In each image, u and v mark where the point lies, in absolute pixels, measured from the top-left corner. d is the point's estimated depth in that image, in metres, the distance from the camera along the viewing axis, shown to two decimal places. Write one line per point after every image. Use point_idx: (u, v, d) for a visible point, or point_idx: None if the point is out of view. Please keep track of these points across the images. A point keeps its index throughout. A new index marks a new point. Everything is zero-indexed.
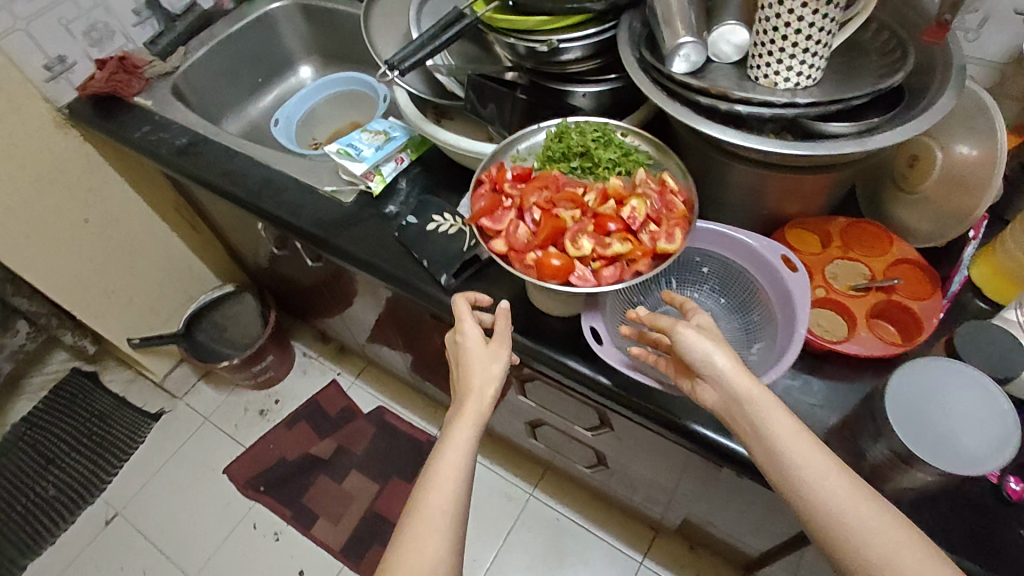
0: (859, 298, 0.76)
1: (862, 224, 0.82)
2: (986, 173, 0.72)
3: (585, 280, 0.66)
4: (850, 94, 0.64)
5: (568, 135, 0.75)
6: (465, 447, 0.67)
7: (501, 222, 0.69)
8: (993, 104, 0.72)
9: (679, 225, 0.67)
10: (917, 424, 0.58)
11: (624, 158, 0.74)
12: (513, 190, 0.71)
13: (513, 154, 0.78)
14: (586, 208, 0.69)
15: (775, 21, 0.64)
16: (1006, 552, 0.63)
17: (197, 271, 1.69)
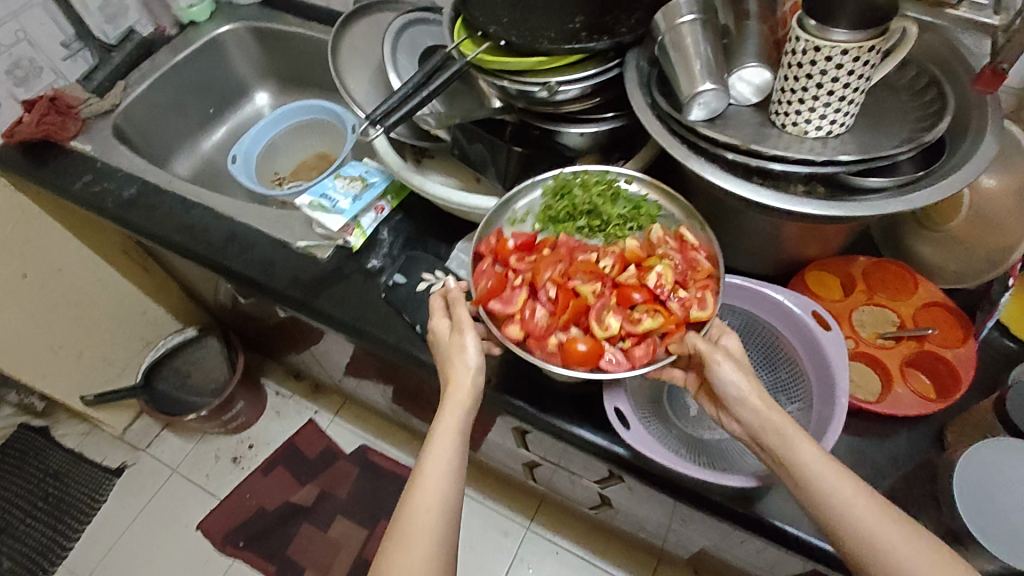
0: (890, 349, 0.72)
1: (884, 264, 0.77)
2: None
3: (615, 362, 0.61)
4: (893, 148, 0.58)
5: (572, 192, 0.69)
6: (453, 439, 0.62)
7: (513, 304, 0.64)
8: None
9: (707, 289, 0.63)
10: (983, 512, 0.56)
11: (635, 211, 0.69)
12: (521, 265, 0.66)
13: (510, 216, 0.72)
14: (606, 277, 0.64)
15: (808, 69, 0.57)
16: None
17: (155, 317, 1.55)
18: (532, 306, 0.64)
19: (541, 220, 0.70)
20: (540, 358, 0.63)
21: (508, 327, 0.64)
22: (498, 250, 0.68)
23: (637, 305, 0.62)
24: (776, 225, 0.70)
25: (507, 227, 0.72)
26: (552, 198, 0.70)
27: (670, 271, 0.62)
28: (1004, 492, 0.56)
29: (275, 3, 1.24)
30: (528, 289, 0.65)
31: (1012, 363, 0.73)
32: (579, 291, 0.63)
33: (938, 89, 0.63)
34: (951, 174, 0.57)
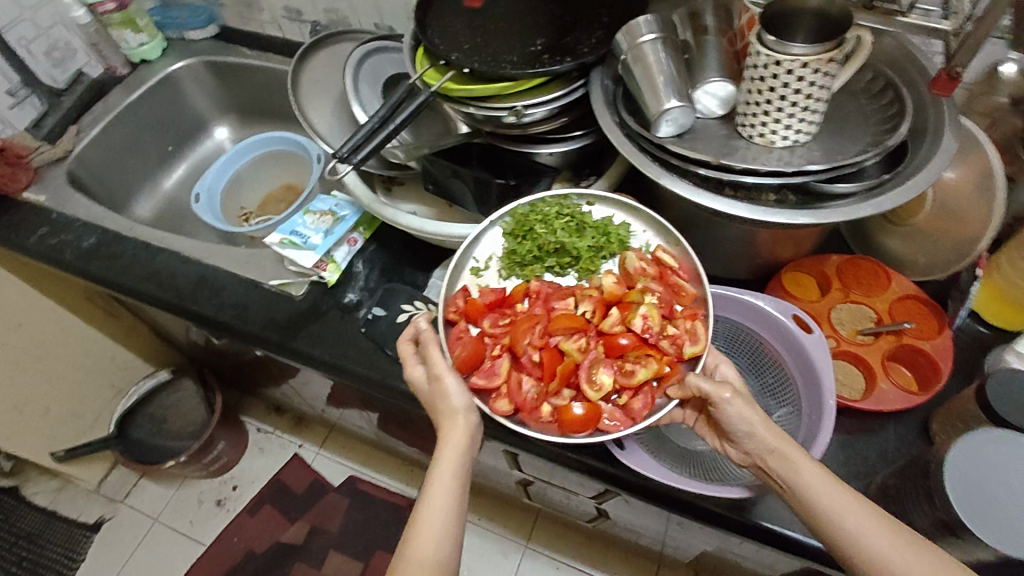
0: (871, 345, 0.73)
1: (857, 261, 0.79)
2: (984, 201, 0.70)
3: (616, 422, 0.62)
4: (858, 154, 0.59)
5: (533, 230, 0.70)
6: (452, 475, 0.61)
7: (498, 376, 0.65)
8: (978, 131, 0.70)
9: (693, 321, 0.64)
10: (970, 488, 0.56)
11: (606, 236, 0.70)
12: (497, 329, 0.66)
13: (473, 266, 0.72)
14: (587, 329, 0.65)
15: (771, 82, 0.58)
16: None
17: (124, 363, 1.50)
18: (518, 377, 0.64)
19: (507, 266, 0.71)
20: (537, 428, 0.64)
21: (497, 402, 0.65)
22: (469, 312, 0.67)
23: (626, 353, 0.63)
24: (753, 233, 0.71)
25: (472, 276, 0.72)
26: (513, 240, 0.71)
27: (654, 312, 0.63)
28: (982, 466, 0.57)
29: (230, 37, 1.22)
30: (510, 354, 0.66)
31: (984, 350, 0.75)
32: (565, 350, 0.64)
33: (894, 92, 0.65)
34: (916, 171, 0.59)
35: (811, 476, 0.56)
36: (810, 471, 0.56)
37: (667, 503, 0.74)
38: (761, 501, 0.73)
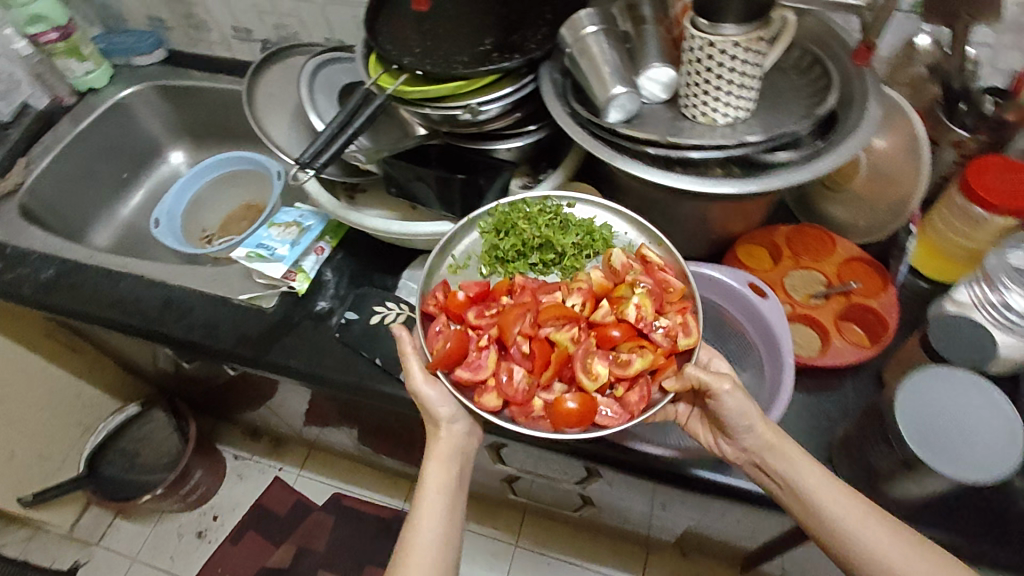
0: (823, 306, 0.77)
1: (804, 230, 0.83)
2: (912, 161, 0.75)
3: (613, 415, 0.63)
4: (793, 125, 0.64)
5: (517, 226, 0.71)
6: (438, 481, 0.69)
7: (484, 369, 0.65)
8: (902, 99, 0.75)
9: (683, 312, 0.65)
10: (921, 420, 0.60)
11: (590, 235, 0.72)
12: (482, 320, 0.67)
13: (451, 264, 0.74)
14: (579, 321, 0.65)
15: (707, 63, 0.62)
16: (1013, 529, 0.66)
17: (91, 400, 1.46)
18: (508, 367, 0.65)
19: (488, 262, 0.72)
20: (525, 423, 0.64)
21: (486, 396, 0.64)
22: (451, 308, 0.68)
23: (619, 344, 0.64)
24: (707, 208, 0.75)
25: (451, 274, 0.73)
26: (495, 236, 0.72)
27: (647, 301, 0.64)
28: (940, 393, 0.62)
29: (180, 61, 1.22)
30: (496, 346, 0.66)
31: (926, 302, 0.80)
32: (556, 340, 0.64)
33: (821, 66, 0.70)
34: (849, 139, 0.63)
35: (806, 471, 0.63)
36: (805, 467, 0.64)
37: (651, 475, 0.77)
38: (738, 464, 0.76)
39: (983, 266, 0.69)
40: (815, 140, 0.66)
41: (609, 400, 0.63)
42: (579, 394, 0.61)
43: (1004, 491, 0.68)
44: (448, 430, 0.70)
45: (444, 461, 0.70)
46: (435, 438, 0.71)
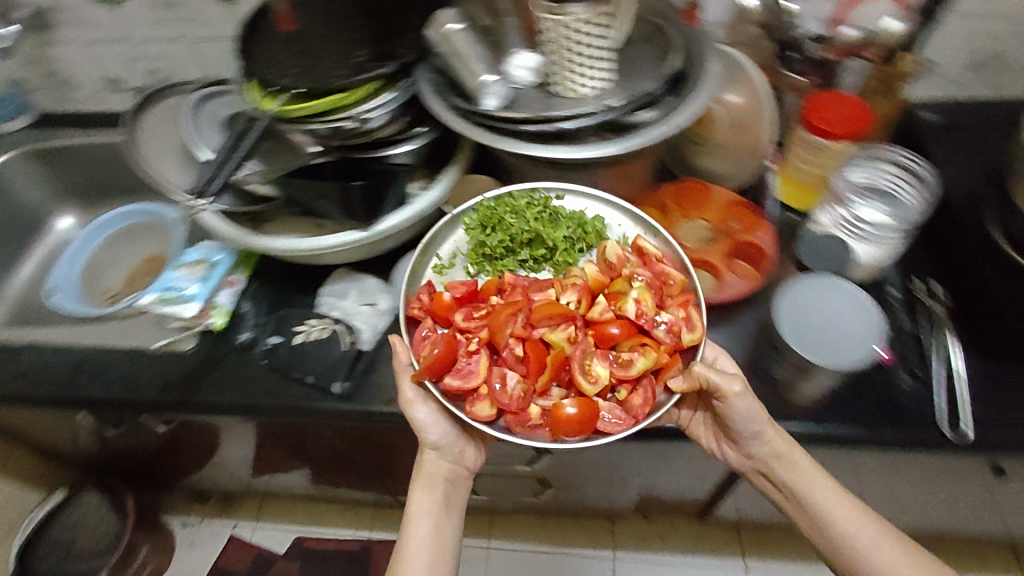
0: (711, 248, 0.85)
1: (685, 184, 0.91)
2: (756, 109, 0.87)
3: (617, 422, 0.67)
4: (647, 85, 0.72)
5: (504, 220, 0.76)
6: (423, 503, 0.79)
7: (476, 376, 0.69)
8: (741, 57, 0.87)
9: (684, 309, 0.72)
10: (798, 323, 0.72)
11: (581, 229, 0.77)
12: (471, 324, 0.71)
13: (436, 265, 0.79)
14: (571, 322, 0.71)
15: (562, 42, 0.70)
16: (907, 409, 0.73)
17: (10, 495, 1.36)
18: (500, 372, 0.69)
19: (477, 258, 0.77)
20: (520, 431, 0.67)
21: (478, 405, 0.68)
22: (438, 310, 0.72)
23: (620, 344, 0.69)
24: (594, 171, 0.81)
25: (439, 273, 0.78)
26: (480, 233, 0.77)
27: (646, 296, 0.71)
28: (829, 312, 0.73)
29: (52, 123, 1.18)
30: (487, 350, 0.70)
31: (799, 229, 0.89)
32: (552, 341, 0.69)
33: (666, 32, 0.78)
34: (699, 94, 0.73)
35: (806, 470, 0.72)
36: (806, 469, 0.72)
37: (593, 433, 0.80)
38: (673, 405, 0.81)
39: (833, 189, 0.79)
40: (672, 97, 0.74)
41: (612, 404, 0.68)
42: (579, 398, 0.66)
43: (892, 377, 0.76)
44: (433, 455, 0.80)
45: (427, 485, 0.79)
46: (421, 463, 0.80)
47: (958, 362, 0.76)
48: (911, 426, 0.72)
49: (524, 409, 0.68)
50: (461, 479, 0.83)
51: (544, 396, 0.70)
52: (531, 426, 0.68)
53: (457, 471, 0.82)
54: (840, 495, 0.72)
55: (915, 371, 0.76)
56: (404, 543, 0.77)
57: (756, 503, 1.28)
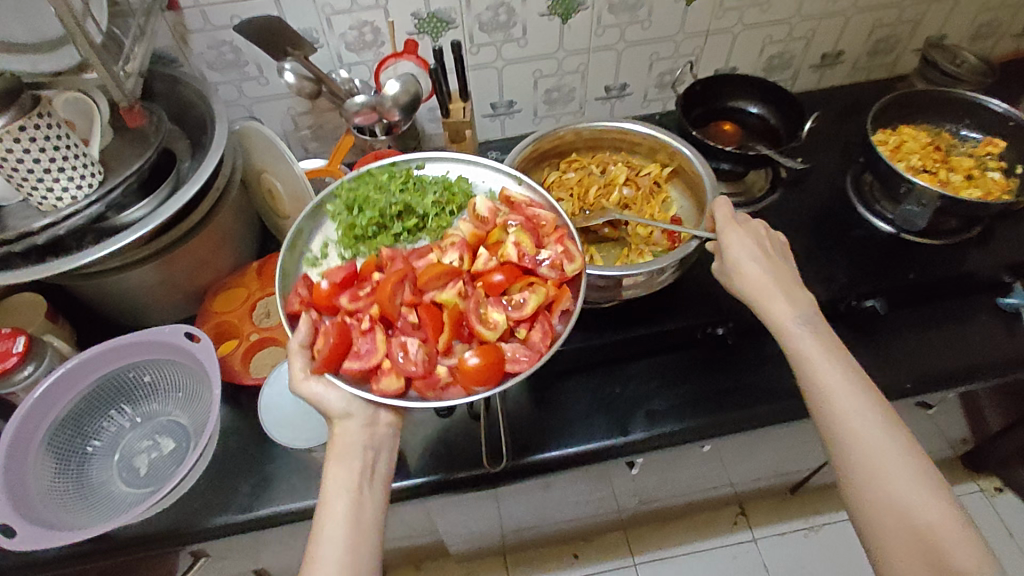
0: (283, 324, 0.86)
1: (271, 259, 0.93)
2: (299, 186, 0.86)
3: (523, 357, 0.67)
4: (119, 182, 0.72)
5: (367, 199, 0.74)
6: (345, 486, 0.62)
7: (374, 353, 0.67)
8: (270, 133, 0.84)
9: (562, 242, 0.71)
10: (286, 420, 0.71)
11: (448, 192, 0.76)
12: (355, 303, 0.69)
13: (309, 259, 0.74)
14: (460, 278, 0.71)
15: (9, 160, 0.66)
16: (457, 447, 0.80)
17: None
18: (398, 343, 0.66)
19: (348, 243, 0.74)
20: (433, 395, 0.66)
21: (384, 381, 0.65)
22: (320, 300, 0.69)
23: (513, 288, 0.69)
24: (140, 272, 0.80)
25: (313, 267, 0.74)
26: (349, 215, 0.74)
27: (524, 238, 0.71)
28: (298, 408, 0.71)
29: None
30: (378, 325, 0.68)
31: None
32: (444, 302, 0.69)
33: (152, 123, 0.78)
34: (190, 183, 0.77)
35: (773, 302, 0.65)
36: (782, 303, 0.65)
37: (174, 544, 0.75)
38: (272, 490, 0.78)
39: None
40: (166, 184, 0.76)
41: (516, 345, 0.68)
42: (482, 347, 0.65)
43: (451, 419, 0.81)
44: (346, 424, 0.65)
45: (342, 459, 0.63)
46: (333, 439, 0.65)
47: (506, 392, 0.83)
48: (459, 466, 0.78)
49: (431, 372, 0.66)
50: (389, 443, 0.67)
51: (448, 356, 0.68)
52: (442, 389, 0.66)
53: (376, 438, 0.65)
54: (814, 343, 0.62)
55: (471, 411, 0.82)
56: (320, 522, 0.60)
57: (483, 535, 1.29)
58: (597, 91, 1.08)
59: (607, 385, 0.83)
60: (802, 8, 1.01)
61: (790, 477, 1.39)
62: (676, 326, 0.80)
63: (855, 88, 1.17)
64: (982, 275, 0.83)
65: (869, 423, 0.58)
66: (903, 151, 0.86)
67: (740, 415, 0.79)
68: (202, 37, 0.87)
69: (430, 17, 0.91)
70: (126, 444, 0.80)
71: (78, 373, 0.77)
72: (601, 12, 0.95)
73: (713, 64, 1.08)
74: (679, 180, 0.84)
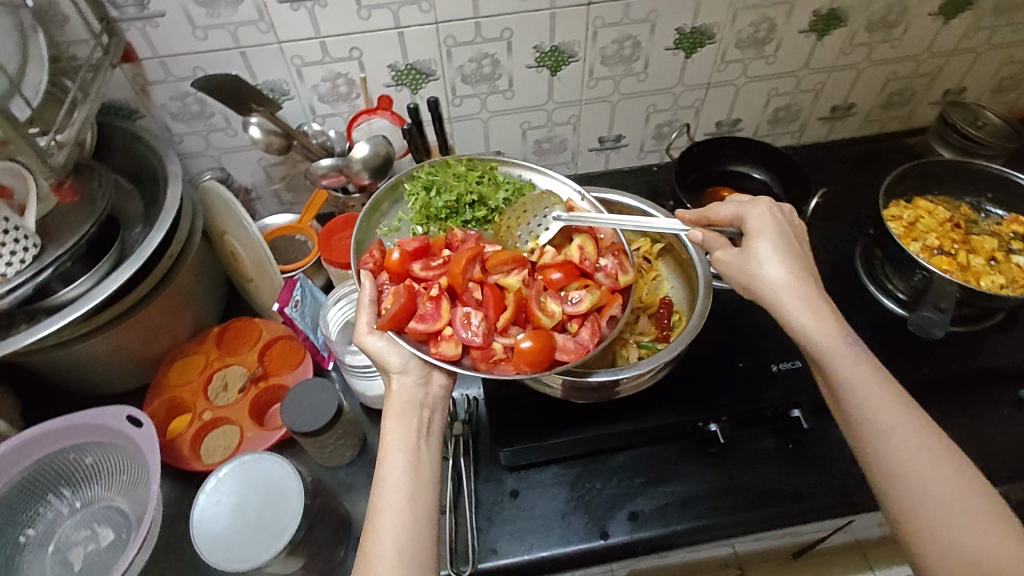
0: (239, 401, 0.79)
1: (231, 326, 0.85)
2: (256, 250, 0.80)
3: (572, 348, 0.62)
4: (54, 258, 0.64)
5: (444, 184, 0.73)
6: (404, 445, 0.57)
7: (439, 319, 0.63)
8: (230, 197, 0.78)
9: (620, 255, 0.69)
10: (231, 535, 0.59)
11: (516, 193, 0.74)
12: (425, 271, 0.66)
13: (381, 230, 0.73)
14: (526, 266, 0.67)
15: None
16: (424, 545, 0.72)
17: None
18: (463, 314, 0.63)
19: (420, 220, 0.72)
20: (485, 369, 0.61)
21: (443, 345, 0.61)
22: (391, 267, 0.66)
23: (567, 286, 0.66)
24: (87, 345, 0.72)
25: (385, 238, 0.72)
26: (426, 195, 0.73)
27: (588, 243, 0.69)
28: (265, 480, 0.63)
29: None
30: (447, 295, 0.64)
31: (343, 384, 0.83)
32: (507, 285, 0.65)
33: (97, 183, 0.71)
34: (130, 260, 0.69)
35: (810, 325, 0.60)
36: (819, 321, 0.60)
37: None
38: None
39: (332, 336, 0.76)
40: (107, 260, 0.69)
41: (567, 337, 0.63)
42: (535, 331, 0.61)
43: None
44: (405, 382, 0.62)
45: (401, 414, 0.59)
46: (392, 397, 0.61)
47: (478, 484, 0.76)
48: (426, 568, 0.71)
49: (489, 345, 0.62)
50: (441, 405, 0.63)
51: (505, 336, 0.63)
52: (495, 364, 0.61)
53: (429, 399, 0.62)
54: (862, 365, 0.57)
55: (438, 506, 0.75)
56: (378, 481, 0.55)
57: None
58: (591, 142, 1.01)
59: (589, 477, 0.76)
60: (809, 61, 0.94)
61: (790, 549, 1.17)
62: (666, 420, 0.73)
63: (868, 141, 1.09)
64: (1006, 368, 0.76)
65: (896, 412, 0.54)
66: (917, 229, 0.80)
67: (728, 519, 0.72)
68: (163, 89, 0.81)
69: (408, 69, 0.84)
70: (63, 534, 0.72)
71: (12, 456, 0.70)
72: (594, 63, 0.89)
73: (714, 116, 1.01)
74: (670, 258, 0.79)
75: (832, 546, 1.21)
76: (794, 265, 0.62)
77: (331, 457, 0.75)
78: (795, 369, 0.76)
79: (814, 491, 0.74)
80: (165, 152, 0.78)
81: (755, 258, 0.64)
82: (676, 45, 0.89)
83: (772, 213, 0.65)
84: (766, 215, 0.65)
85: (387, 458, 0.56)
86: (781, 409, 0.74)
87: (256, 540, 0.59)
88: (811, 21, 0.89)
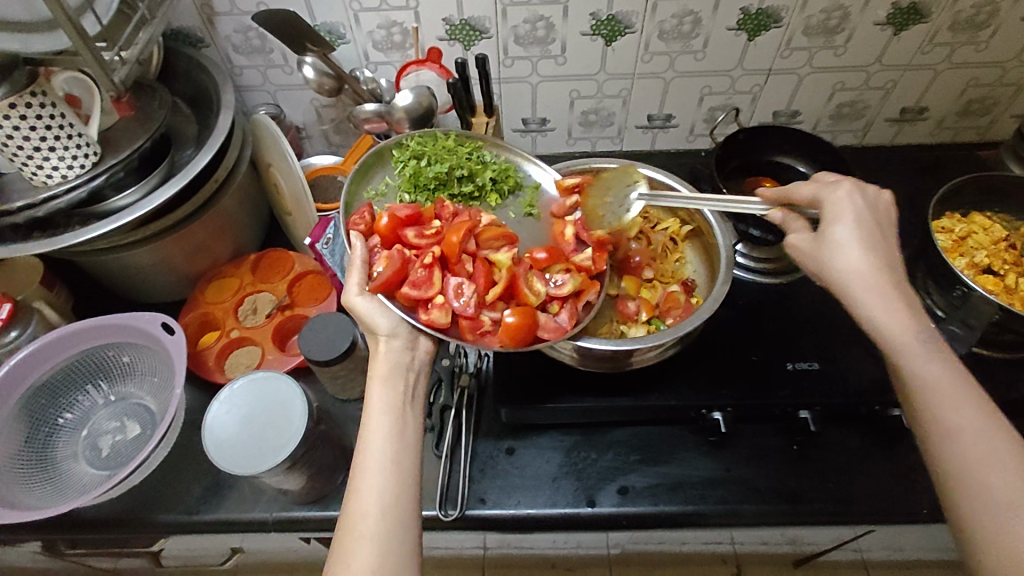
0: (265, 325, 0.84)
1: (268, 254, 0.90)
2: (293, 182, 0.82)
3: (554, 328, 0.65)
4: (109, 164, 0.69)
5: (433, 156, 0.75)
6: (392, 409, 0.58)
7: (430, 287, 0.65)
8: (277, 133, 0.80)
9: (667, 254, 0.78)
10: (233, 442, 0.64)
11: (504, 174, 0.77)
12: (419, 239, 0.68)
13: (368, 195, 0.74)
14: (514, 245, 0.71)
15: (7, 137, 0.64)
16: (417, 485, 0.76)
17: None
18: (454, 285, 0.65)
19: (408, 189, 0.74)
20: (473, 339, 0.64)
21: (433, 312, 0.64)
22: (383, 230, 0.68)
23: (550, 267, 0.69)
24: (135, 253, 0.78)
25: (373, 203, 0.74)
26: (415, 163, 0.75)
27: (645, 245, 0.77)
28: (272, 398, 0.67)
29: None
30: (439, 264, 0.67)
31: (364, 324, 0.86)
32: (497, 262, 0.68)
33: (156, 102, 0.75)
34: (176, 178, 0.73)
35: (884, 316, 0.58)
36: (891, 311, 0.57)
37: (125, 534, 0.72)
38: (222, 498, 0.74)
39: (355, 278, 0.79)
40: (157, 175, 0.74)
41: (549, 317, 0.66)
42: (520, 308, 0.64)
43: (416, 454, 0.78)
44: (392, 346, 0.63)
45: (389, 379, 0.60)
46: (377, 358, 0.62)
47: (477, 436, 0.78)
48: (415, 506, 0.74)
49: (476, 316, 0.65)
50: (426, 371, 0.64)
51: (492, 310, 0.66)
52: (481, 336, 0.65)
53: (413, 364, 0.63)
54: (935, 360, 0.55)
55: (436, 450, 0.77)
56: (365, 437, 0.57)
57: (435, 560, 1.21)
58: (639, 119, 1.00)
59: (585, 446, 0.77)
60: (882, 57, 0.89)
61: (790, 556, 1.15)
62: (669, 402, 0.73)
63: (936, 149, 1.03)
64: None
65: (964, 412, 0.52)
66: (966, 245, 0.76)
67: (718, 508, 0.72)
68: (228, 21, 0.84)
69: (462, 24, 0.85)
70: (96, 422, 0.79)
71: (63, 342, 0.77)
72: (651, 37, 0.87)
73: (771, 105, 0.97)
74: (696, 242, 0.79)
75: (836, 561, 1.17)
76: (873, 254, 0.60)
77: (344, 389, 0.79)
78: (809, 370, 0.75)
79: (812, 496, 0.73)
80: (223, 82, 0.82)
81: (831, 242, 0.61)
82: (738, 25, 0.86)
83: (855, 198, 0.63)
84: (847, 200, 0.63)
85: (372, 420, 0.58)
86: (788, 408, 0.73)
87: (252, 452, 0.63)
88: (888, 13, 0.84)
